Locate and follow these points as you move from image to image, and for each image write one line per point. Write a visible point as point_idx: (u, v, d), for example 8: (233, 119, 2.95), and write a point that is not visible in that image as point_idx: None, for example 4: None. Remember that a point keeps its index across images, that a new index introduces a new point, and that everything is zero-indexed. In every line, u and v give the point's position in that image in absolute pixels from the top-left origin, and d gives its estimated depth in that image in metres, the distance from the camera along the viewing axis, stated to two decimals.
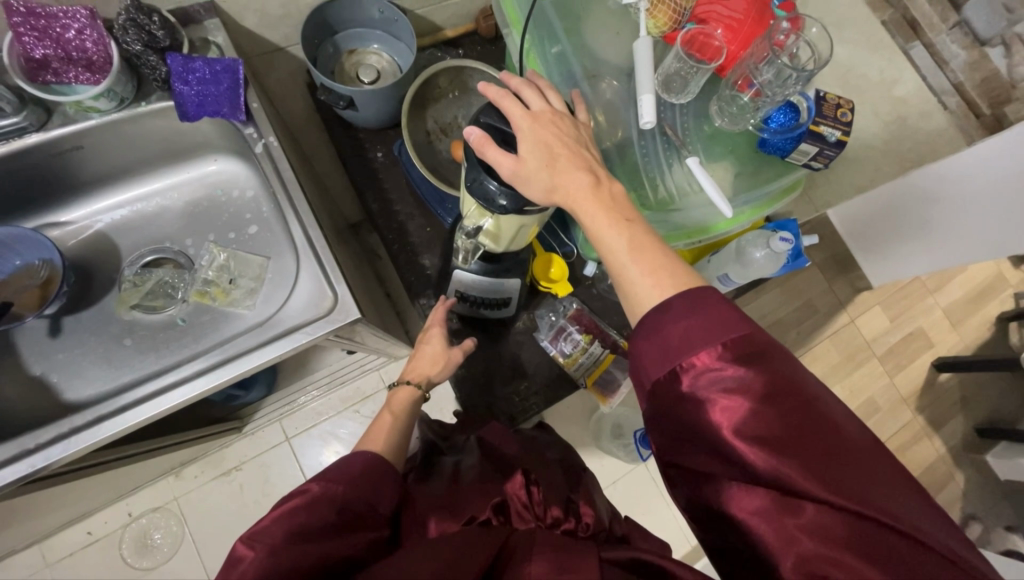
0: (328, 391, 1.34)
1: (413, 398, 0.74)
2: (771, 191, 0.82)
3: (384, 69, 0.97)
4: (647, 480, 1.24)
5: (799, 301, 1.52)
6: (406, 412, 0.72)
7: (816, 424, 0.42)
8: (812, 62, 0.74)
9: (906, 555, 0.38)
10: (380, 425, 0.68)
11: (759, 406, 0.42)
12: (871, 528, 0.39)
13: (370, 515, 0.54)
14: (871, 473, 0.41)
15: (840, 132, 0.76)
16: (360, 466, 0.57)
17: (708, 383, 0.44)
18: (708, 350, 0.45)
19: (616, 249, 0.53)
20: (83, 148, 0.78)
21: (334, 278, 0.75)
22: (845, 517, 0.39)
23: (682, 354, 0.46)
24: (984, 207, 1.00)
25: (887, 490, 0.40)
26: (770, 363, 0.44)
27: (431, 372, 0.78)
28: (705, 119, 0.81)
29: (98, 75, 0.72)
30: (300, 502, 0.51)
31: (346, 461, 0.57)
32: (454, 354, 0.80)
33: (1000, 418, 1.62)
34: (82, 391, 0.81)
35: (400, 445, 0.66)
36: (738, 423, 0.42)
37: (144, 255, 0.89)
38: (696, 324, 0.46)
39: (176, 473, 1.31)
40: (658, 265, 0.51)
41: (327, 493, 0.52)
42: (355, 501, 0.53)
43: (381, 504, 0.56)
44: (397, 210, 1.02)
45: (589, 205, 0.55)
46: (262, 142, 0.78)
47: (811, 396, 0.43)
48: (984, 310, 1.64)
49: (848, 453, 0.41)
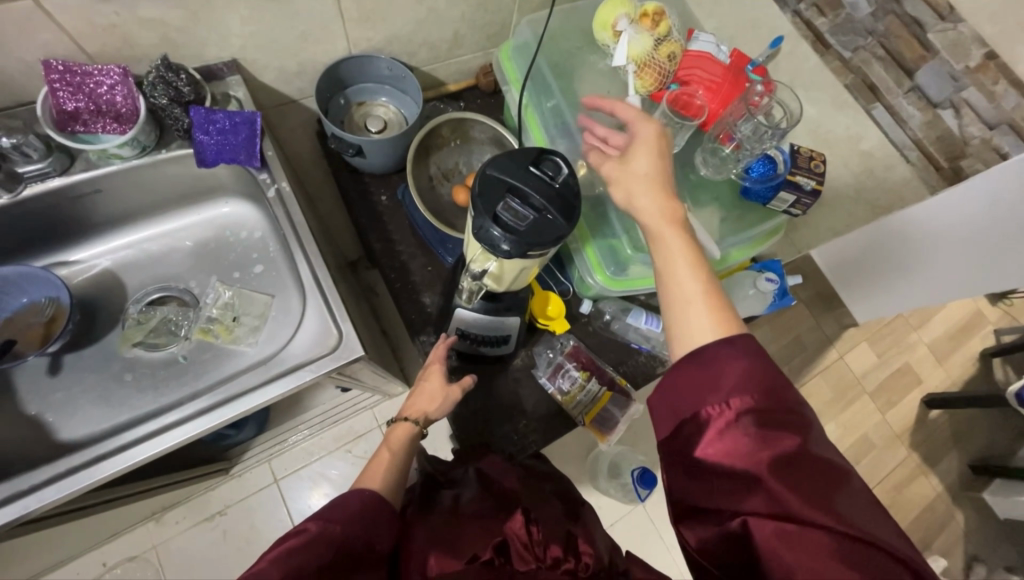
0: (321, 429, 1.32)
1: (411, 434, 0.73)
2: (756, 234, 0.89)
3: (391, 120, 1.04)
4: (647, 521, 1.22)
5: (787, 338, 1.56)
6: (404, 448, 0.71)
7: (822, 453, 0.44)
8: (785, 119, 0.80)
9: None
10: (378, 465, 0.68)
11: (774, 433, 0.44)
12: (876, 558, 0.40)
13: (365, 553, 0.56)
14: (870, 508, 0.43)
15: (814, 182, 0.82)
16: (360, 503, 0.58)
17: (731, 408, 0.46)
18: (738, 376, 0.47)
19: (671, 269, 0.54)
20: (101, 191, 0.82)
21: (339, 317, 0.77)
22: (853, 548, 0.40)
23: (709, 382, 0.48)
24: (952, 246, 1.08)
25: (890, 532, 0.42)
26: (790, 398, 0.47)
27: (428, 409, 0.76)
28: (690, 168, 0.88)
29: (125, 126, 0.78)
30: (303, 540, 0.51)
31: (343, 500, 0.57)
32: (453, 392, 0.79)
33: (993, 455, 1.63)
34: (77, 430, 0.80)
35: (399, 484, 0.68)
36: (758, 448, 0.44)
37: (150, 293, 0.91)
38: (725, 353, 0.48)
39: (158, 518, 1.26)
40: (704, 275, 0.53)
41: (329, 531, 0.53)
42: (355, 540, 0.55)
43: (379, 541, 0.57)
44: (400, 249, 1.05)
45: None
46: (275, 187, 0.83)
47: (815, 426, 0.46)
48: (966, 346, 1.69)
49: (852, 490, 0.44)
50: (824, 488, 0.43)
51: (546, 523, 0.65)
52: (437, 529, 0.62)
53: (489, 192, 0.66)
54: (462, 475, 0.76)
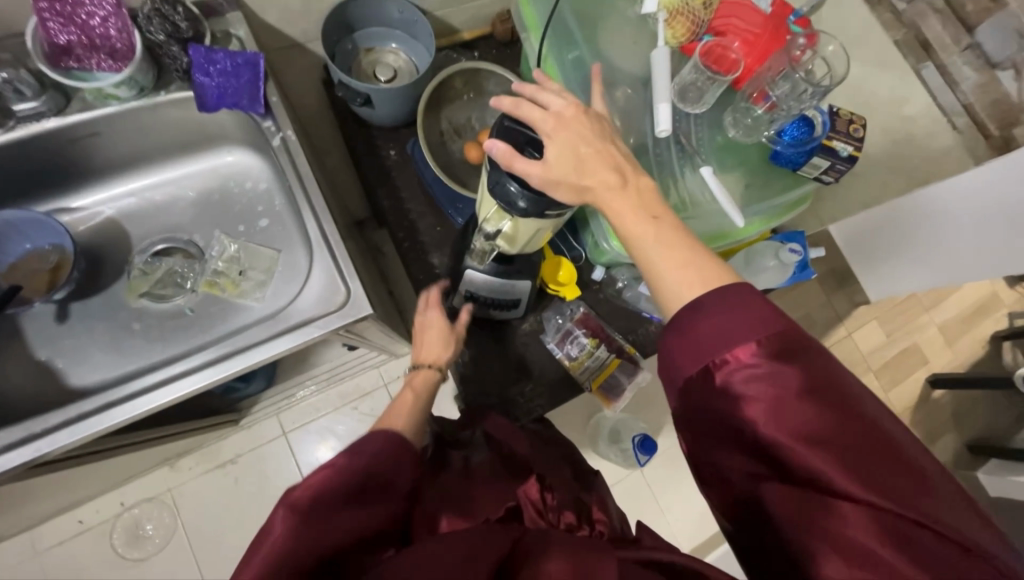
0: (327, 386, 1.34)
1: (431, 379, 0.75)
2: (783, 202, 0.83)
3: (401, 69, 0.98)
4: (645, 486, 1.25)
5: (798, 313, 1.52)
6: (427, 388, 0.73)
7: (854, 421, 0.42)
8: (828, 77, 0.75)
9: (944, 555, 0.39)
10: (402, 403, 0.68)
11: (796, 403, 0.43)
12: (910, 527, 0.39)
13: (393, 490, 0.53)
14: (910, 468, 0.41)
15: (851, 148, 0.77)
16: (389, 441, 0.53)
17: (747, 375, 0.45)
18: (744, 345, 0.45)
19: (655, 243, 0.53)
20: (99, 134, 0.78)
21: (346, 274, 0.75)
22: (880, 511, 0.40)
23: (717, 351, 0.46)
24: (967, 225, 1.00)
25: (931, 492, 0.40)
26: (808, 359, 0.44)
27: (442, 352, 0.79)
28: (719, 130, 0.83)
29: (121, 62, 0.73)
30: (330, 472, 0.49)
31: (370, 436, 0.53)
32: (458, 329, 0.82)
33: (992, 436, 1.64)
34: (88, 377, 0.80)
35: (419, 425, 0.65)
36: (776, 419, 0.43)
37: (154, 243, 0.89)
38: (732, 318, 0.46)
39: (171, 463, 1.30)
40: (686, 260, 0.52)
41: (356, 465, 0.50)
42: (383, 476, 0.52)
43: (402, 478, 0.53)
44: (408, 208, 1.02)
45: (615, 207, 0.56)
46: (280, 135, 0.79)
47: (849, 392, 0.43)
48: (978, 328, 1.66)
49: (889, 452, 0.41)
50: (851, 453, 0.41)
51: (559, 489, 0.67)
52: (448, 489, 0.63)
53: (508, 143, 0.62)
54: (474, 439, 0.76)
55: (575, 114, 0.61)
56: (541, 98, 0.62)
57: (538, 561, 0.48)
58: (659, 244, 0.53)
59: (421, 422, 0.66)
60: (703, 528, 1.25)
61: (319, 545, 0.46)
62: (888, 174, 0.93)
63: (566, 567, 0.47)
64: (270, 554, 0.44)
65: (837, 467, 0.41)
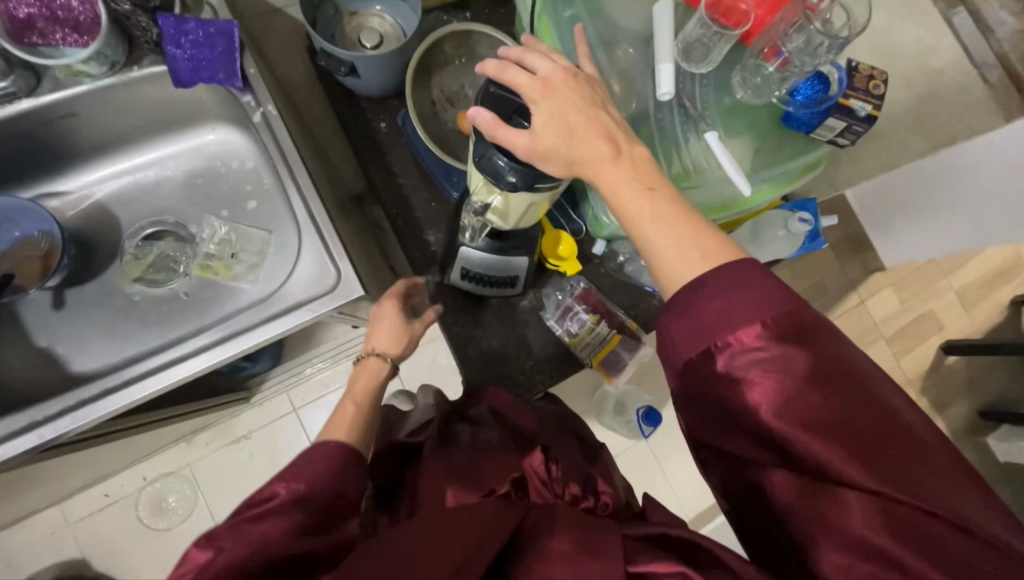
0: (333, 363, 1.34)
1: (375, 383, 0.66)
2: (794, 167, 0.78)
3: (387, 33, 0.93)
4: (650, 456, 1.25)
5: (808, 282, 1.46)
6: (372, 397, 0.64)
7: (863, 408, 0.40)
8: (846, 28, 0.69)
9: (956, 546, 0.37)
10: (345, 407, 0.61)
11: (803, 388, 0.41)
12: (920, 518, 0.38)
13: (338, 507, 0.49)
14: (919, 454, 0.39)
15: (871, 106, 0.71)
16: (323, 461, 0.50)
17: (753, 360, 0.42)
18: (748, 327, 0.43)
19: (640, 216, 0.51)
20: (77, 115, 0.76)
21: (336, 255, 0.73)
22: (886, 500, 0.38)
23: (720, 332, 0.44)
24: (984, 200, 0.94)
25: (940, 478, 0.39)
26: (815, 340, 0.42)
27: (389, 349, 0.71)
28: (726, 91, 0.77)
29: (86, 36, 0.70)
30: (266, 500, 0.47)
31: (308, 454, 0.51)
32: (415, 326, 0.75)
33: (1005, 402, 1.61)
34: (88, 363, 0.81)
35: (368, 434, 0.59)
36: (781, 404, 0.41)
37: (143, 228, 0.86)
38: (736, 299, 0.44)
39: (188, 440, 1.34)
40: (682, 236, 0.49)
41: (290, 493, 0.47)
42: (320, 496, 0.49)
43: (349, 491, 0.51)
44: (402, 182, 0.99)
45: (610, 181, 0.53)
46: (260, 110, 0.75)
47: (860, 376, 0.41)
48: (997, 293, 1.60)
49: (898, 438, 0.39)
50: (858, 438, 0.40)
51: (566, 462, 0.63)
52: (456, 461, 0.60)
53: (493, 110, 0.58)
54: (481, 414, 0.73)
55: (564, 78, 0.56)
56: (528, 61, 0.58)
57: (544, 539, 0.46)
58: (655, 221, 0.50)
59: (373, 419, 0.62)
60: (706, 496, 1.26)
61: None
62: (912, 135, 0.87)
63: (571, 545, 0.45)
64: None
65: (841, 457, 0.39)
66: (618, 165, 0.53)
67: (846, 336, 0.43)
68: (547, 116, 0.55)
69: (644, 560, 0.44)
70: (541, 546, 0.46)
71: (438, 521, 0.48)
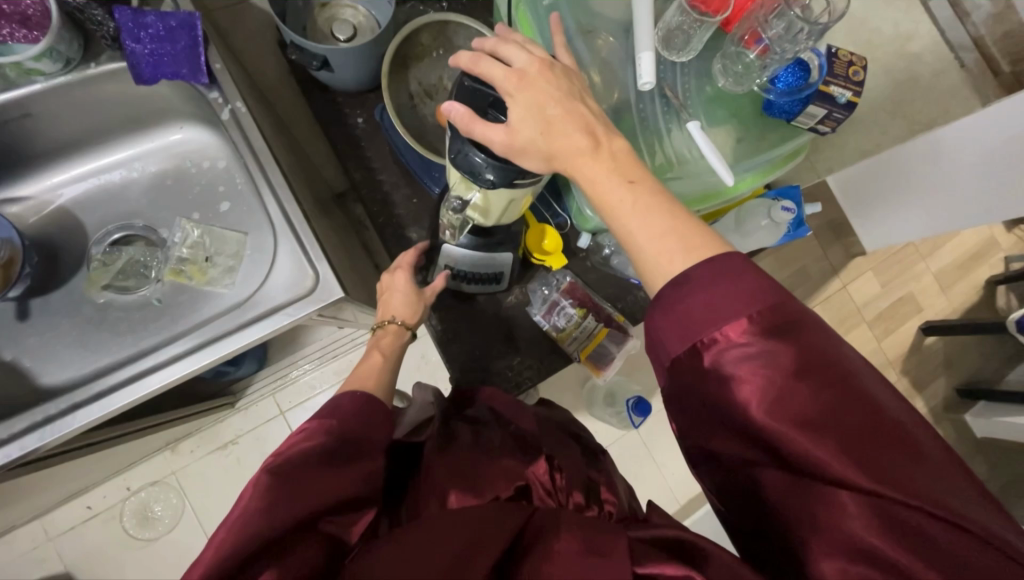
0: (320, 364, 1.31)
1: (399, 339, 0.73)
2: (776, 156, 0.77)
3: (361, 25, 0.90)
4: (641, 446, 1.26)
5: (792, 268, 1.48)
6: (396, 350, 0.71)
7: (850, 401, 0.40)
8: (828, 12, 0.67)
9: (944, 540, 0.37)
10: (371, 365, 0.67)
11: (790, 384, 0.40)
12: (908, 513, 0.38)
13: (366, 446, 0.52)
14: (908, 449, 0.39)
15: (850, 93, 0.71)
16: (352, 401, 0.54)
17: (741, 356, 0.42)
18: (734, 323, 0.43)
19: (626, 208, 0.50)
20: (32, 116, 0.72)
21: (314, 257, 0.71)
22: (876, 496, 0.38)
23: (706, 329, 0.44)
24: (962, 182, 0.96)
25: (928, 472, 0.39)
26: (802, 335, 0.42)
27: (405, 314, 0.75)
28: (707, 79, 0.76)
29: (36, 31, 0.66)
30: (299, 437, 0.49)
31: (336, 400, 0.55)
32: (427, 294, 0.78)
33: (981, 379, 1.66)
34: (58, 375, 0.78)
35: (390, 390, 0.65)
36: (769, 401, 0.41)
37: (110, 232, 0.83)
38: (722, 294, 0.43)
39: (172, 447, 1.31)
40: (665, 230, 0.48)
41: (323, 427, 0.51)
42: (351, 432, 0.52)
43: (376, 434, 0.54)
44: (381, 179, 0.96)
45: (590, 175, 0.52)
46: (229, 108, 0.72)
47: (848, 370, 0.41)
48: (974, 273, 1.64)
49: (887, 432, 0.39)
50: (847, 433, 0.39)
51: (570, 469, 0.63)
52: (459, 460, 0.59)
53: (468, 105, 0.56)
54: (482, 414, 0.72)
55: (541, 70, 0.55)
56: (503, 52, 0.56)
57: (549, 539, 0.46)
58: (639, 214, 0.49)
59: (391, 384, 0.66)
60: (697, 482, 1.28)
61: (299, 504, 0.45)
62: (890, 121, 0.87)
63: (577, 545, 0.45)
64: (248, 508, 0.43)
65: (829, 453, 0.39)
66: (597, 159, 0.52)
67: (834, 330, 0.43)
68: (524, 110, 0.53)
69: (652, 562, 0.44)
70: (547, 547, 0.46)
71: (445, 527, 0.47)
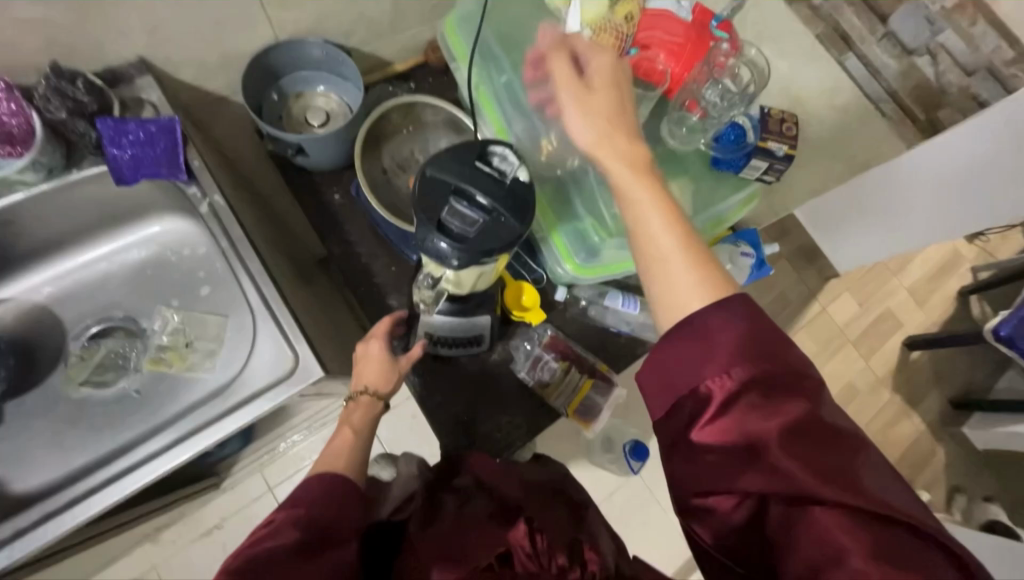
0: (311, 433, 1.26)
1: (372, 412, 0.72)
2: (729, 206, 0.83)
3: (334, 111, 0.95)
4: (646, 492, 1.23)
5: (770, 297, 1.55)
6: (369, 424, 0.70)
7: (823, 425, 0.43)
8: (753, 81, 0.77)
9: (910, 549, 0.40)
10: (341, 442, 0.66)
11: (770, 402, 0.43)
12: (887, 530, 0.40)
13: (337, 534, 0.51)
14: (869, 464, 0.43)
15: (787, 147, 0.78)
16: (322, 485, 0.53)
17: (724, 373, 0.45)
18: (722, 344, 0.45)
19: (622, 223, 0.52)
20: (15, 222, 0.74)
21: (294, 338, 0.72)
22: (853, 507, 0.40)
23: (692, 356, 0.46)
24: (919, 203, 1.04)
25: (888, 486, 0.42)
26: (776, 358, 0.45)
27: (379, 385, 0.75)
28: (657, 141, 0.82)
29: (20, 147, 0.70)
30: (266, 533, 0.48)
31: (306, 484, 0.53)
32: (403, 363, 0.78)
33: (973, 390, 1.68)
34: (30, 480, 0.75)
35: (364, 467, 0.64)
36: (752, 415, 0.43)
37: (90, 326, 0.84)
38: (707, 317, 0.47)
39: (153, 538, 1.24)
40: (661, 243, 0.50)
41: (292, 519, 0.49)
42: (320, 521, 0.50)
43: (348, 519, 0.53)
44: (360, 250, 0.99)
45: (609, 192, 0.53)
46: (206, 202, 0.76)
47: (814, 392, 0.45)
48: (945, 286, 1.70)
49: (848, 448, 0.43)
50: (822, 448, 0.42)
51: (550, 530, 0.62)
52: (443, 535, 0.58)
53: (431, 198, 0.61)
54: (468, 482, 0.71)
55: (544, 120, 0.60)
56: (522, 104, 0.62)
57: None
58: (643, 241, 0.51)
59: (365, 462, 0.64)
60: None
61: None
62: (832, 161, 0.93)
63: None
64: None
65: (813, 473, 0.41)
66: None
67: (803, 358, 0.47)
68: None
69: None
70: None
71: None
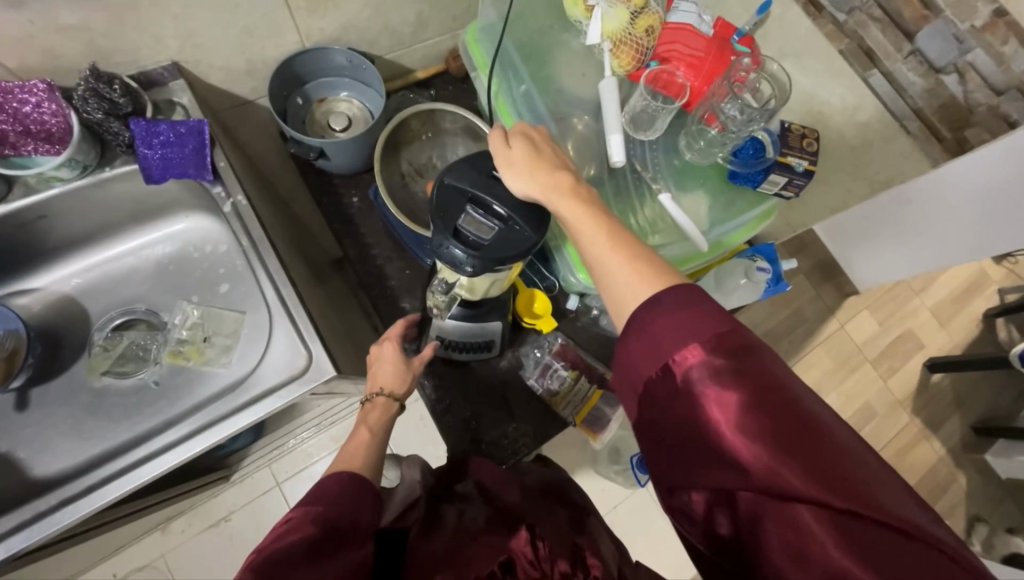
0: (319, 431, 1.29)
1: (389, 412, 0.73)
2: (745, 220, 0.81)
3: (355, 116, 0.98)
4: (651, 502, 1.24)
5: (785, 313, 1.53)
6: (383, 426, 0.71)
7: (806, 418, 0.41)
8: (775, 96, 0.76)
9: (908, 557, 0.37)
10: (358, 441, 0.66)
11: (749, 402, 0.42)
12: (875, 532, 0.38)
13: (353, 532, 0.51)
14: (860, 466, 0.40)
15: (807, 162, 0.76)
16: (339, 484, 0.54)
17: (701, 375, 0.44)
18: (696, 344, 0.44)
19: (594, 249, 0.55)
20: (48, 216, 0.77)
21: (308, 338, 0.73)
22: (840, 514, 0.38)
23: (671, 349, 0.45)
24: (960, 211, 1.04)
25: (883, 490, 0.39)
26: (753, 356, 0.44)
27: (394, 387, 0.76)
28: (674, 153, 0.82)
29: (58, 145, 0.73)
30: (285, 529, 0.48)
31: (322, 485, 0.54)
32: (416, 364, 0.79)
33: (997, 416, 1.62)
34: (49, 466, 0.77)
35: (377, 465, 0.63)
36: (730, 418, 0.42)
37: (113, 318, 0.87)
38: (680, 317, 0.46)
39: (163, 528, 1.26)
40: (637, 257, 0.52)
41: (310, 516, 0.50)
42: (338, 518, 0.51)
43: (363, 517, 0.53)
44: (375, 253, 1.01)
45: (589, 229, 0.56)
46: (230, 201, 0.78)
47: (797, 391, 0.43)
48: (970, 307, 1.65)
49: (838, 450, 0.40)
50: (807, 451, 0.40)
51: (552, 537, 0.61)
52: (443, 546, 0.57)
53: (447, 208, 0.62)
54: (470, 491, 0.71)
55: (529, 158, 0.62)
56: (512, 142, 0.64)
57: None
58: (624, 265, 0.52)
59: (380, 461, 0.64)
60: None
61: None
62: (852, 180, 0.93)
63: None
64: None
65: (796, 475, 0.39)
66: (591, 213, 0.57)
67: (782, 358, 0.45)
68: (521, 177, 0.61)
69: None
70: None
71: None
